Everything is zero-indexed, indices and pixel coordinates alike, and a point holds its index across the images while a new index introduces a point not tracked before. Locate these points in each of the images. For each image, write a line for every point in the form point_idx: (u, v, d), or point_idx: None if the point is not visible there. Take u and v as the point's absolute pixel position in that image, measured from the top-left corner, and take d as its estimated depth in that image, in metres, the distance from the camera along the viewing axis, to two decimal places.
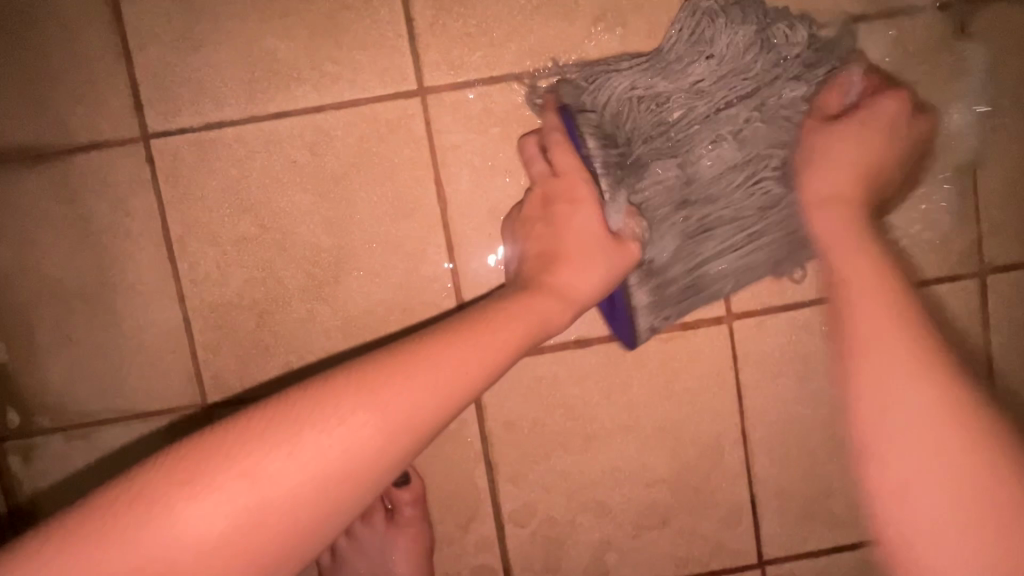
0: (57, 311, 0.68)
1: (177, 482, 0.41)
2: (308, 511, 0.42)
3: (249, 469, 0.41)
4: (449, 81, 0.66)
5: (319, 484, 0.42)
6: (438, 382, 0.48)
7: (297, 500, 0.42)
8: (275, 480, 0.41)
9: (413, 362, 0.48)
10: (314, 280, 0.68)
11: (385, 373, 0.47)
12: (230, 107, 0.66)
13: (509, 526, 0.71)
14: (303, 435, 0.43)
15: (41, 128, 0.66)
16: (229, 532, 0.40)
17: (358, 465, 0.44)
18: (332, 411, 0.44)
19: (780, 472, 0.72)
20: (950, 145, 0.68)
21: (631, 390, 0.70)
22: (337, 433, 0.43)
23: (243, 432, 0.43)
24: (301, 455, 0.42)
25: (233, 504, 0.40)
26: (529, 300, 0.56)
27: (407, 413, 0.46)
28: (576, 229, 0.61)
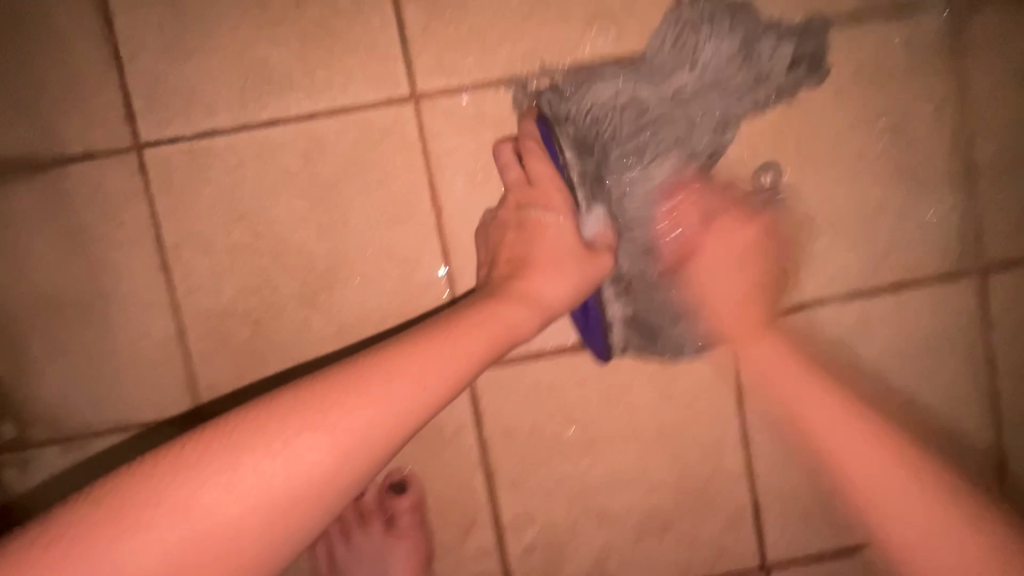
0: (51, 322, 0.67)
1: (137, 503, 0.41)
2: (264, 535, 0.42)
3: (199, 497, 0.42)
4: (442, 86, 0.66)
5: (266, 512, 0.42)
6: (392, 404, 0.47)
7: (252, 524, 0.42)
8: (219, 506, 0.42)
9: (365, 382, 0.48)
10: (309, 288, 0.67)
11: (343, 394, 0.47)
12: (223, 115, 0.66)
13: (508, 534, 0.70)
14: (258, 457, 0.43)
15: (34, 139, 0.66)
16: (180, 554, 0.40)
17: (306, 490, 0.44)
18: (285, 433, 0.44)
19: (782, 475, 0.71)
20: (948, 143, 0.67)
21: (629, 394, 0.70)
22: (289, 459, 0.43)
23: (218, 446, 0.44)
24: (267, 475, 0.43)
25: (185, 527, 0.41)
26: (497, 308, 0.56)
27: (353, 437, 0.45)
28: (549, 236, 0.62)
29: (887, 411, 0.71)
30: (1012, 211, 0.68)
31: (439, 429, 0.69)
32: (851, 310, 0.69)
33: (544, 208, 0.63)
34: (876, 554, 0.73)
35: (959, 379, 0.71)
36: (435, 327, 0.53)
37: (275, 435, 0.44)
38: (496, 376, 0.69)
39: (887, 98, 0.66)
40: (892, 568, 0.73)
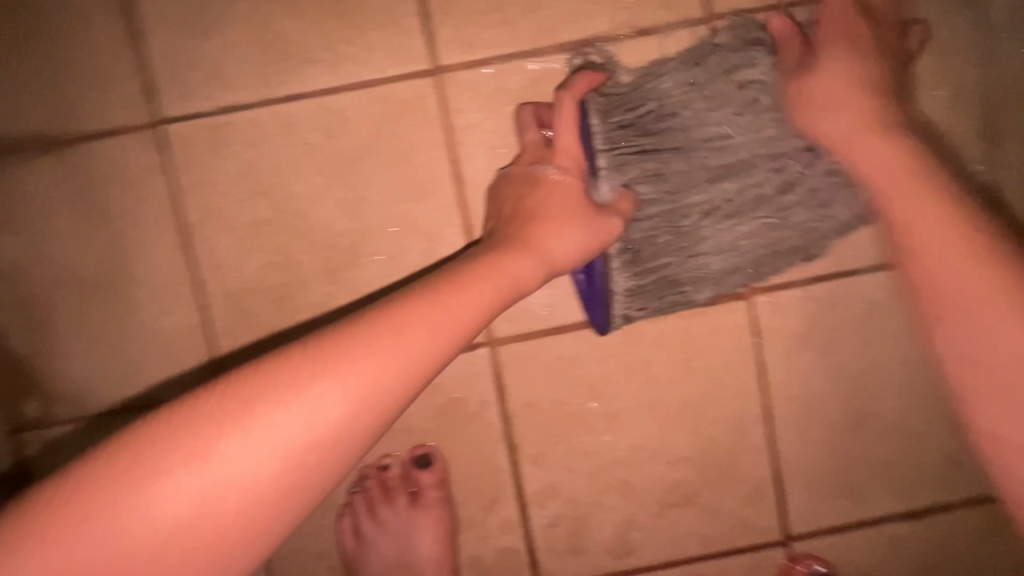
0: (75, 300, 0.67)
1: (149, 455, 0.40)
2: (281, 496, 0.41)
3: (218, 447, 0.40)
4: (464, 59, 0.66)
5: (279, 469, 0.41)
6: (398, 364, 0.45)
7: (268, 483, 0.41)
8: (239, 459, 0.40)
9: (367, 338, 0.45)
10: (333, 263, 0.67)
11: (348, 350, 0.45)
12: (244, 90, 0.65)
13: (532, 507, 0.71)
14: (259, 419, 0.41)
15: (55, 117, 0.66)
16: (199, 507, 0.39)
17: (320, 449, 0.42)
18: (291, 391, 0.42)
19: (804, 447, 0.72)
20: (970, 113, 0.67)
21: (652, 367, 0.70)
22: (298, 419, 0.42)
23: (215, 404, 0.42)
24: (269, 437, 0.41)
25: (217, 478, 0.40)
26: (508, 250, 0.57)
27: (368, 394, 0.44)
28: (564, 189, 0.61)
29: (908, 382, 0.71)
30: None
31: (463, 404, 0.69)
32: (874, 282, 0.69)
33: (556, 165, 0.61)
34: (899, 525, 0.73)
35: None
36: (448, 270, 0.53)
37: (282, 397, 0.42)
38: (520, 351, 0.69)
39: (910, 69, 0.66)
40: (914, 539, 0.73)
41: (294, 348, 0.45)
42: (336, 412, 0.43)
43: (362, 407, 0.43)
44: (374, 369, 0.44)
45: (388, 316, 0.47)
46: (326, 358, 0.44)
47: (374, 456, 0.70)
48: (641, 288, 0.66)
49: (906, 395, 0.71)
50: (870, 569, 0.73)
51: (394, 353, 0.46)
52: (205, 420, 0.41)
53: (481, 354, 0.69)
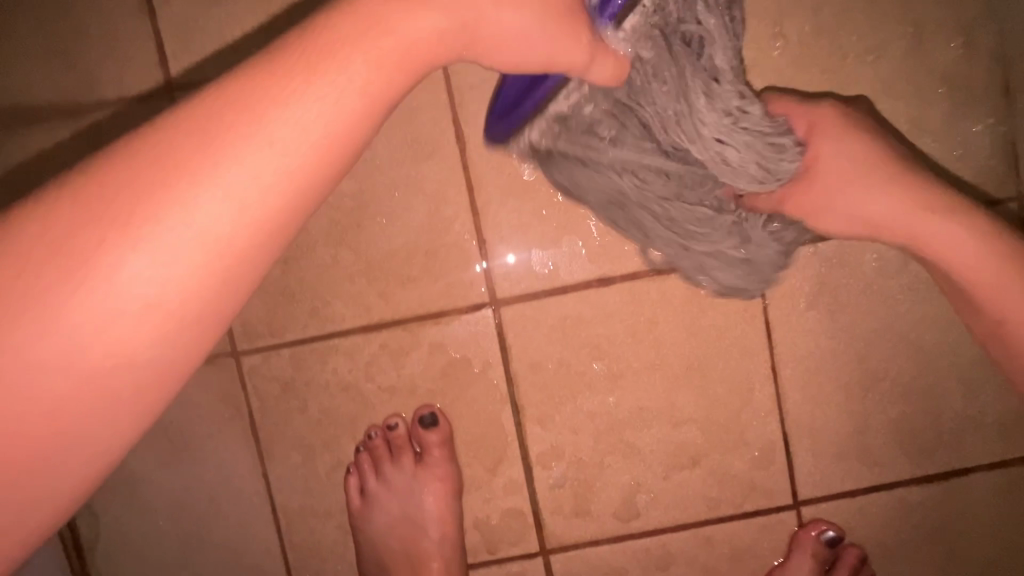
0: None
1: (96, 211, 0.32)
2: (260, 254, 0.35)
3: (171, 204, 0.33)
4: None
5: (156, 333, 0.33)
6: (361, 89, 0.37)
7: (242, 242, 0.35)
8: (202, 223, 0.33)
9: (313, 58, 0.36)
10: (338, 225, 0.68)
11: (294, 68, 0.36)
12: (251, 56, 0.67)
13: (537, 468, 0.71)
14: (208, 169, 0.34)
15: (73, 86, 0.68)
16: (162, 277, 0.33)
17: (292, 194, 0.36)
18: (243, 127, 0.35)
19: (814, 408, 0.71)
20: (984, 63, 0.66)
21: (657, 327, 0.69)
22: (255, 159, 0.34)
23: (159, 145, 0.34)
24: (226, 183, 0.34)
25: (176, 238, 0.33)
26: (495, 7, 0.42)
27: (332, 122, 0.36)
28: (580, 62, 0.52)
29: (922, 342, 0.69)
30: None
31: (467, 365, 0.70)
32: (883, 239, 0.68)
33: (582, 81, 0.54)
34: (914, 489, 0.71)
35: None
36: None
37: (232, 138, 0.34)
38: (523, 311, 0.69)
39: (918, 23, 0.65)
40: (930, 504, 0.71)
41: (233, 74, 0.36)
42: (300, 139, 0.35)
43: (333, 136, 0.36)
44: (333, 89, 0.36)
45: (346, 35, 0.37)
46: (274, 80, 0.36)
47: (380, 417, 0.71)
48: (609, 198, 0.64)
49: (920, 355, 0.70)
50: (885, 535, 0.72)
51: (357, 65, 0.37)
52: (151, 173, 0.33)
53: (485, 314, 0.69)
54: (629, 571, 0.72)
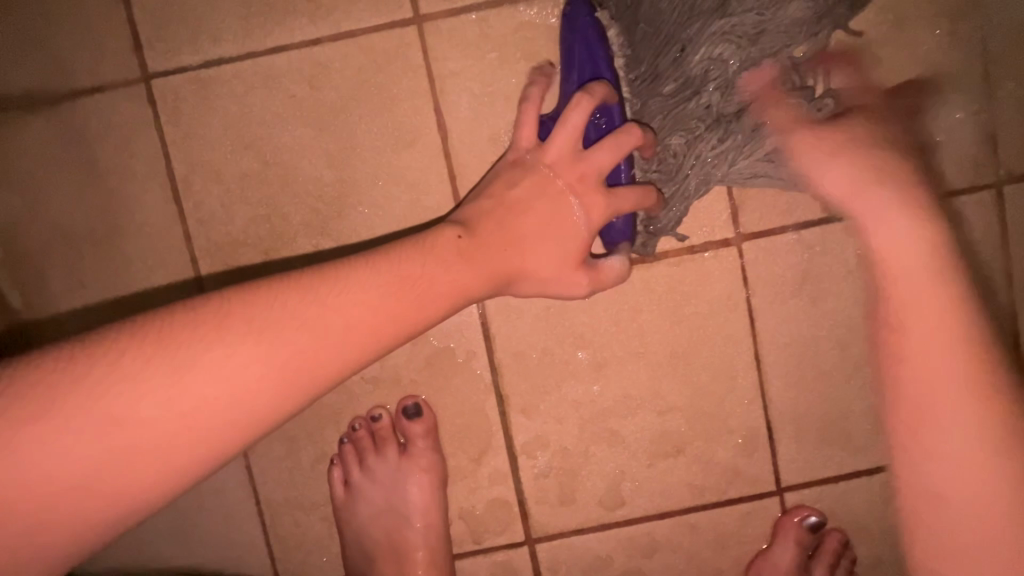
0: (67, 256, 0.68)
1: (85, 385, 0.41)
2: (183, 462, 0.42)
3: (138, 401, 0.41)
4: (446, 8, 0.66)
5: (202, 434, 0.43)
6: (311, 344, 0.46)
7: (171, 447, 0.42)
8: (156, 419, 0.41)
9: (285, 316, 0.46)
10: (318, 215, 0.68)
11: (278, 312, 0.46)
12: (228, 43, 0.66)
13: (522, 458, 0.71)
14: (174, 378, 0.42)
15: (45, 74, 0.67)
16: (113, 452, 0.41)
17: (228, 420, 0.43)
18: (215, 355, 0.43)
19: (797, 395, 0.71)
20: (962, 49, 0.66)
21: (640, 316, 0.69)
22: (206, 384, 0.43)
23: (160, 340, 0.43)
24: (265, 355, 0.45)
25: (134, 427, 0.41)
26: (432, 266, 0.53)
27: (280, 373, 0.45)
28: (557, 215, 0.58)
29: None
30: None
31: (450, 355, 0.70)
32: None
33: (580, 204, 0.58)
34: None
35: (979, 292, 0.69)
36: (375, 254, 0.52)
37: (205, 359, 0.43)
38: (507, 300, 0.69)
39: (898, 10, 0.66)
40: None
41: (249, 294, 0.47)
42: (246, 386, 0.44)
43: (375, 323, 0.49)
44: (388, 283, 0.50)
45: (319, 303, 0.47)
46: (338, 280, 0.49)
47: (365, 408, 0.71)
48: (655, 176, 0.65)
49: None
50: (867, 519, 0.72)
51: (314, 335, 0.46)
52: (140, 358, 0.42)
53: (468, 304, 0.69)
54: (614, 559, 0.73)
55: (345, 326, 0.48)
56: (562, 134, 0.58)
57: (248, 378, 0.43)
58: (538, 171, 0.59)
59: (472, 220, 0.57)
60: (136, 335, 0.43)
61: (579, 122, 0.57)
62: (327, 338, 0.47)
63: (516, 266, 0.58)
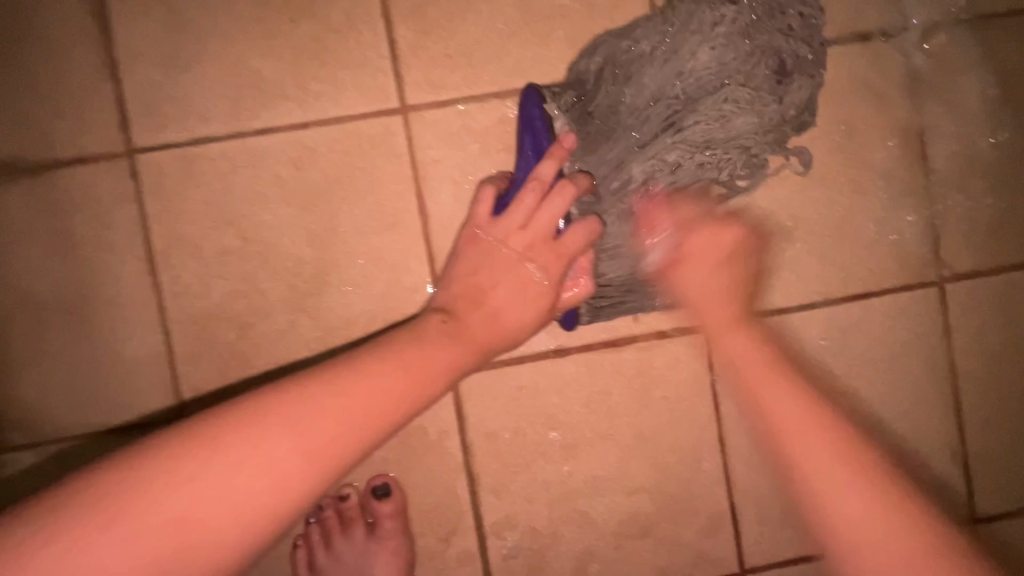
0: (34, 325, 0.67)
1: (97, 506, 0.41)
2: (197, 572, 0.42)
3: (160, 510, 0.41)
4: (431, 100, 0.69)
5: (197, 547, 0.42)
6: (315, 438, 0.46)
7: (186, 555, 0.41)
8: (155, 531, 0.41)
9: (283, 420, 0.46)
10: (296, 292, 0.68)
11: (280, 414, 0.46)
12: (215, 123, 0.68)
13: (490, 538, 0.71)
14: (186, 485, 0.42)
15: (26, 145, 0.67)
16: (132, 565, 0.40)
17: (222, 531, 0.42)
18: (226, 460, 0.44)
19: (759, 478, 0.73)
20: (906, 159, 0.72)
21: (610, 398, 0.71)
22: (221, 487, 0.43)
23: (170, 453, 0.43)
24: (258, 462, 0.44)
25: (142, 538, 0.41)
26: (428, 348, 0.55)
27: (281, 466, 0.45)
28: (519, 282, 0.62)
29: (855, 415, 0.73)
30: (966, 223, 0.72)
31: (422, 434, 0.70)
32: (822, 318, 0.72)
33: (539, 265, 0.63)
34: None
35: (924, 383, 0.74)
36: (381, 348, 0.54)
37: (200, 468, 0.43)
38: (480, 380, 0.70)
39: (850, 122, 0.71)
40: None
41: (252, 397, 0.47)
42: (257, 490, 0.44)
43: (377, 410, 0.50)
44: (385, 372, 0.52)
45: (313, 400, 0.48)
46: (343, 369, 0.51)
47: (333, 485, 0.70)
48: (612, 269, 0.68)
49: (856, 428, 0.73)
50: None
51: (317, 431, 0.47)
52: (153, 469, 0.43)
53: None
54: None
55: (344, 418, 0.48)
56: (516, 215, 0.63)
57: (242, 483, 0.43)
58: (494, 243, 0.63)
59: (456, 303, 0.61)
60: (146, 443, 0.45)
61: (533, 203, 0.62)
62: (329, 436, 0.47)
63: (501, 336, 0.62)
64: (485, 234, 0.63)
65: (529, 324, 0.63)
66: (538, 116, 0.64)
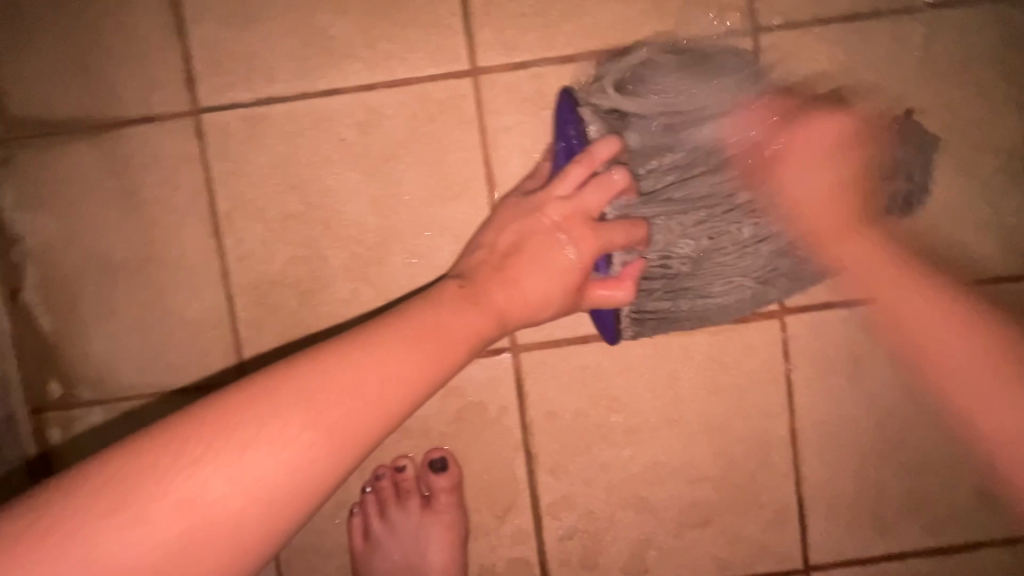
0: (101, 285, 0.68)
1: (95, 496, 0.39)
2: (202, 564, 0.39)
3: (162, 498, 0.39)
4: (503, 62, 0.65)
5: (214, 540, 0.40)
6: (337, 415, 0.44)
7: (191, 547, 0.39)
8: (157, 524, 0.39)
9: (288, 396, 0.43)
10: (360, 260, 0.67)
11: (285, 391, 0.43)
12: (281, 83, 0.66)
13: (547, 519, 0.69)
14: (187, 474, 0.40)
15: (93, 102, 0.66)
16: (137, 561, 0.38)
17: (241, 521, 0.40)
18: (231, 443, 0.41)
19: (830, 473, 0.70)
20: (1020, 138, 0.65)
21: (677, 383, 0.68)
22: (227, 472, 0.40)
23: (168, 437, 0.41)
24: (266, 444, 0.42)
25: (148, 533, 0.38)
26: (439, 313, 0.51)
27: (297, 449, 0.42)
28: (546, 254, 0.56)
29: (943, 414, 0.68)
30: None
31: (482, 410, 0.68)
32: None
33: (570, 241, 0.56)
34: (925, 559, 0.71)
35: None
36: (392, 316, 0.50)
37: (199, 451, 0.41)
38: (543, 358, 0.68)
39: (960, 96, 0.65)
40: None
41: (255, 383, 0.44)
42: (266, 473, 0.41)
43: (394, 378, 0.46)
44: (395, 343, 0.47)
45: (318, 378, 0.44)
46: (361, 344, 0.47)
47: (389, 457, 0.70)
48: (663, 284, 0.64)
49: (941, 427, 0.69)
50: None
51: (324, 412, 0.43)
52: (156, 456, 0.40)
53: (503, 358, 0.68)
54: None
55: (350, 398, 0.44)
56: (559, 188, 0.57)
57: (255, 472, 0.41)
58: (524, 216, 0.58)
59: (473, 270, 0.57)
60: (131, 439, 0.42)
61: (579, 179, 0.57)
62: (339, 413, 0.44)
63: (522, 306, 0.56)
64: (522, 203, 0.59)
65: (561, 296, 0.56)
66: (573, 119, 0.61)
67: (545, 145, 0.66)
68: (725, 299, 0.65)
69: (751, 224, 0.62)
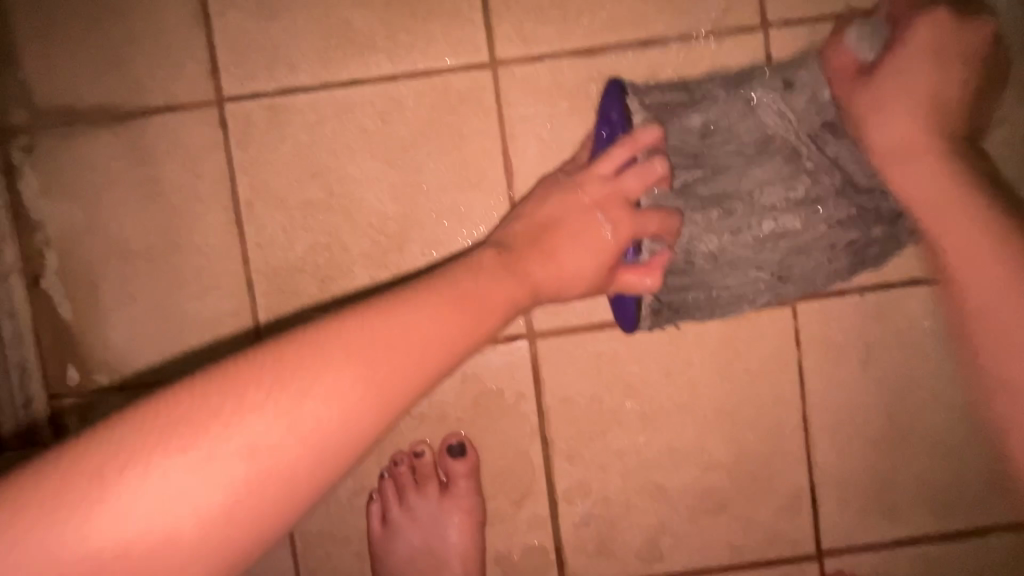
0: (123, 271, 0.68)
1: (157, 435, 0.37)
2: (265, 511, 0.38)
3: (224, 443, 0.38)
4: (522, 54, 0.67)
5: (275, 488, 0.39)
6: (390, 373, 0.44)
7: (255, 494, 0.38)
8: (220, 467, 0.37)
9: (346, 349, 0.43)
10: (380, 247, 0.68)
11: (342, 342, 0.43)
12: (304, 74, 0.67)
13: (563, 505, 0.70)
14: (251, 419, 0.39)
15: (119, 91, 0.68)
16: (200, 505, 0.36)
17: (301, 471, 0.39)
18: (292, 390, 0.40)
19: (841, 458, 0.71)
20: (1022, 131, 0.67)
21: (690, 369, 0.69)
22: (285, 420, 0.39)
23: (231, 380, 0.40)
24: (327, 395, 0.41)
25: (213, 476, 0.37)
26: (481, 277, 0.53)
27: (354, 401, 0.42)
28: (583, 229, 0.58)
29: (951, 400, 0.70)
30: None
31: (499, 396, 0.69)
32: (924, 295, 0.68)
33: (608, 221, 0.58)
34: (935, 545, 0.71)
35: None
36: (439, 274, 0.51)
37: (262, 394, 0.40)
38: (560, 345, 0.69)
39: None
40: (946, 561, 0.72)
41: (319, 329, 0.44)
42: (326, 423, 0.40)
43: (445, 337, 0.47)
44: (446, 302, 0.49)
45: (367, 333, 0.44)
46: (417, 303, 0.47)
47: (407, 443, 0.70)
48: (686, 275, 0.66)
49: (949, 413, 0.70)
50: None
51: (379, 366, 0.43)
52: (216, 401, 0.39)
53: (520, 345, 0.69)
54: None
55: (402, 353, 0.44)
56: (600, 168, 0.59)
57: (314, 422, 0.40)
58: (565, 192, 0.59)
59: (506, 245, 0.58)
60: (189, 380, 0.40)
61: (621, 158, 0.59)
62: (392, 367, 0.44)
63: (556, 280, 0.57)
64: (563, 180, 0.61)
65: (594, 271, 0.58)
66: (620, 103, 0.63)
67: (577, 135, 0.67)
68: (744, 297, 0.66)
69: (772, 222, 0.64)
